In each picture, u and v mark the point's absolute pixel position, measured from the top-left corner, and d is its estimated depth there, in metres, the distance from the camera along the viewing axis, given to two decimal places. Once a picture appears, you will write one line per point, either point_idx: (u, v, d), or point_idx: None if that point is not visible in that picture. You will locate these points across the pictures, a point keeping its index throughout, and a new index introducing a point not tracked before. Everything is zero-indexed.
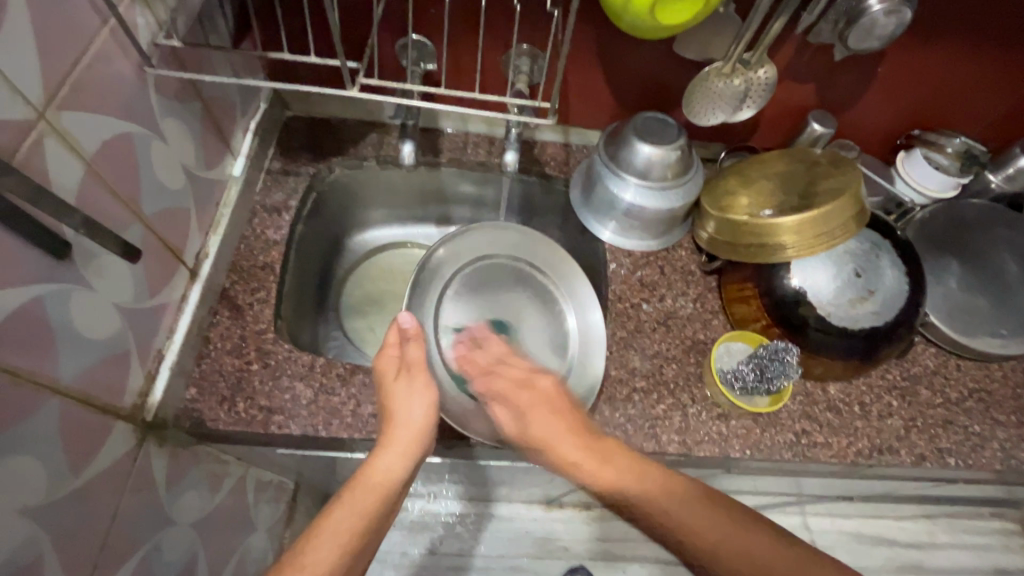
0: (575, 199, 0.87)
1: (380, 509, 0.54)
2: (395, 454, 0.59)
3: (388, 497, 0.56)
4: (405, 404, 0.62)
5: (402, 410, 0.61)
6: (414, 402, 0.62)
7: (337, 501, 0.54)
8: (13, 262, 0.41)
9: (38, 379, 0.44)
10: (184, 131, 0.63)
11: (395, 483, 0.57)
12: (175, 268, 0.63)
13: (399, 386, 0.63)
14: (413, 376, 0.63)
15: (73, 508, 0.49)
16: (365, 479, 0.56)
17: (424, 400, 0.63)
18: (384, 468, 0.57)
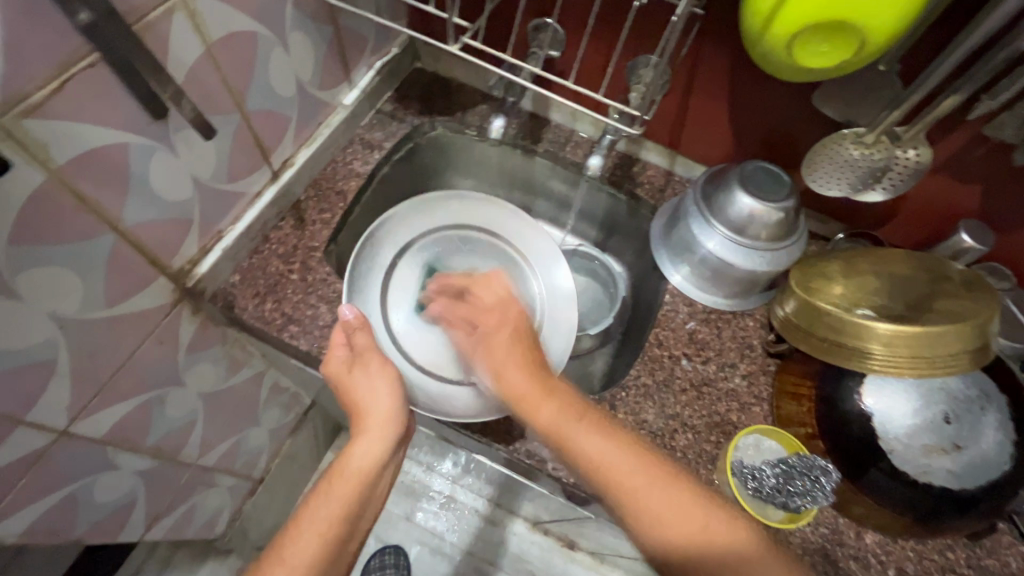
0: (655, 230, 0.81)
1: (357, 496, 0.58)
2: (367, 439, 0.60)
3: (372, 473, 0.60)
4: (366, 399, 0.62)
5: (366, 402, 0.62)
6: (379, 391, 0.63)
7: (318, 493, 0.58)
8: (113, 108, 0.46)
9: (102, 213, 0.50)
10: (309, 47, 0.68)
11: (379, 463, 0.60)
12: (260, 165, 0.69)
13: (356, 378, 0.63)
14: (368, 363, 0.63)
15: (96, 332, 0.55)
16: (344, 470, 0.59)
17: (389, 384, 0.63)
18: (361, 455, 0.60)
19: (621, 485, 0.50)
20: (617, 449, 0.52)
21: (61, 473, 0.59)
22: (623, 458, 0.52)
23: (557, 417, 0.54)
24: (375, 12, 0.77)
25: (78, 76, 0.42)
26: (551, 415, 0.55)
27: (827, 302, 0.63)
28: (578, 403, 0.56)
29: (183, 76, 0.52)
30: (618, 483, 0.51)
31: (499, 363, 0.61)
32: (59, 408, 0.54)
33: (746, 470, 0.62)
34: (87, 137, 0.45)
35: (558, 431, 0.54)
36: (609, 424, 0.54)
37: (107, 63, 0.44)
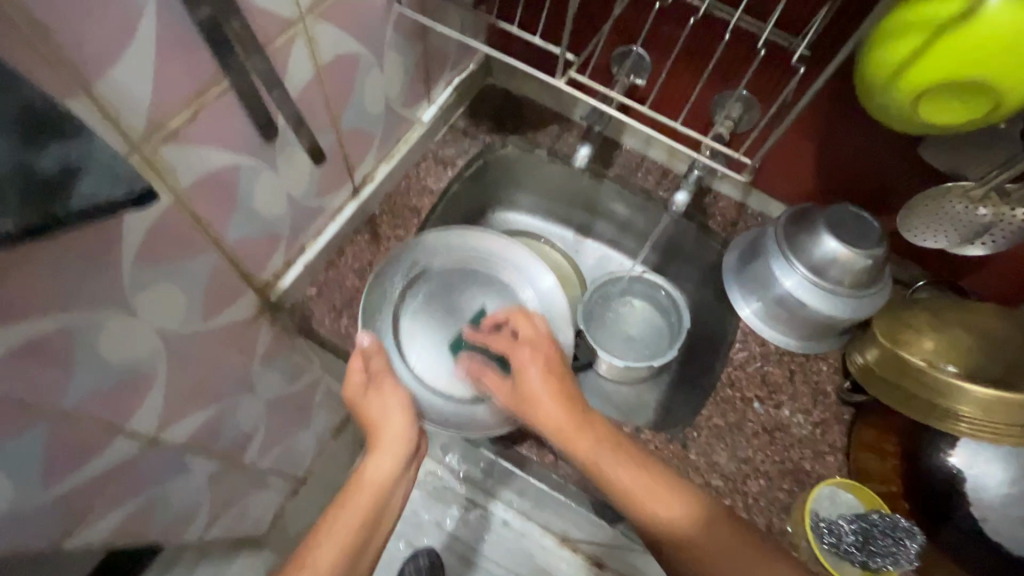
0: (727, 264, 0.80)
1: (373, 510, 0.60)
2: (383, 457, 0.61)
3: (385, 490, 0.61)
4: (382, 420, 0.63)
5: (383, 423, 0.63)
6: (391, 408, 0.63)
7: (336, 510, 0.59)
8: (235, 133, 0.47)
9: (211, 232, 0.51)
10: (401, 67, 0.68)
11: (391, 480, 0.62)
12: (344, 181, 0.69)
13: (370, 398, 0.64)
14: (382, 385, 0.64)
15: (190, 344, 0.56)
16: (362, 487, 0.60)
17: (401, 405, 0.64)
18: (376, 471, 0.61)
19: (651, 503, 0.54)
20: (648, 480, 0.54)
21: (145, 478, 0.60)
22: (613, 464, 0.56)
23: (593, 449, 0.56)
24: (461, 32, 0.77)
25: (210, 102, 0.43)
26: (590, 445, 0.57)
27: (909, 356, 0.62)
28: (590, 415, 0.59)
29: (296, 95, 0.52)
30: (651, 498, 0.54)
31: (531, 397, 0.60)
32: (151, 417, 0.56)
33: (823, 525, 0.60)
34: (210, 160, 0.46)
35: (593, 460, 0.56)
36: (629, 445, 0.57)
37: (235, 89, 0.44)
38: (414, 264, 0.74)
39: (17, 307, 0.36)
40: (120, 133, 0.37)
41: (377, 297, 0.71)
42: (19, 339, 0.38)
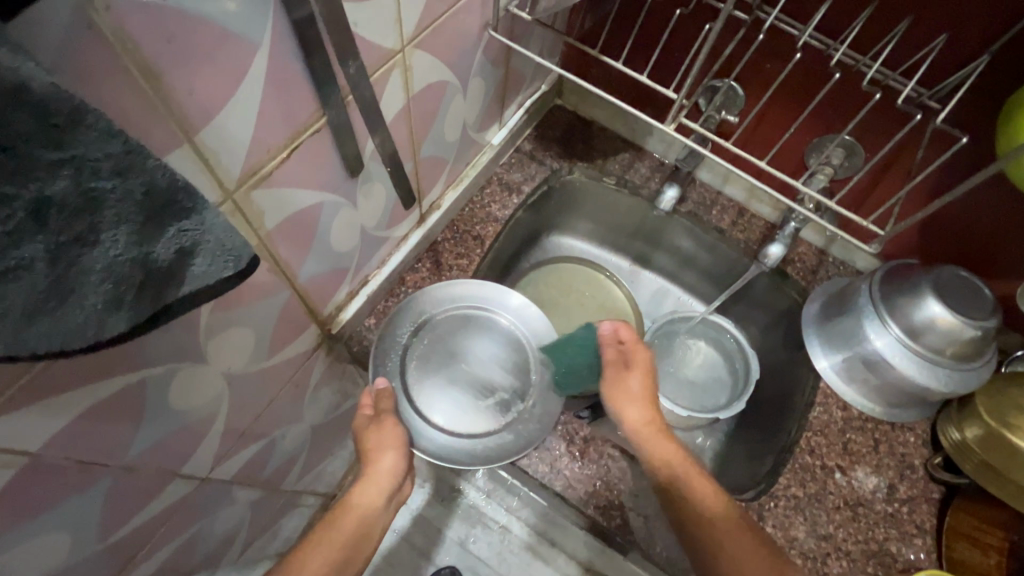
0: (808, 314, 0.74)
1: (355, 541, 0.54)
2: (373, 484, 0.56)
3: (371, 524, 0.56)
4: (376, 450, 0.57)
5: (375, 453, 0.57)
6: (387, 443, 0.57)
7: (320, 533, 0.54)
8: (325, 170, 0.43)
9: (287, 272, 0.47)
10: (482, 91, 0.64)
11: (378, 508, 0.56)
12: (413, 209, 0.66)
13: (373, 433, 0.57)
14: (383, 421, 0.57)
15: (253, 383, 0.52)
16: (346, 513, 0.55)
17: (398, 440, 0.57)
18: (362, 500, 0.56)
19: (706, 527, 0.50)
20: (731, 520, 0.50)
21: (193, 514, 0.57)
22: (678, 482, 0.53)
23: (686, 476, 0.53)
24: (541, 53, 0.72)
25: (305, 142, 0.39)
26: (680, 467, 0.54)
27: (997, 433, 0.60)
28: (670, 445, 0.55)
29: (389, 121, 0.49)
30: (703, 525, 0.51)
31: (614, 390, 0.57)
32: (206, 458, 0.52)
33: None
34: (297, 201, 0.42)
35: (680, 483, 0.53)
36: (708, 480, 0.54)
37: (332, 127, 0.40)
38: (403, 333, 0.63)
39: (97, 367, 0.33)
40: (216, 181, 0.34)
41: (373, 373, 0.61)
42: (93, 398, 0.35)
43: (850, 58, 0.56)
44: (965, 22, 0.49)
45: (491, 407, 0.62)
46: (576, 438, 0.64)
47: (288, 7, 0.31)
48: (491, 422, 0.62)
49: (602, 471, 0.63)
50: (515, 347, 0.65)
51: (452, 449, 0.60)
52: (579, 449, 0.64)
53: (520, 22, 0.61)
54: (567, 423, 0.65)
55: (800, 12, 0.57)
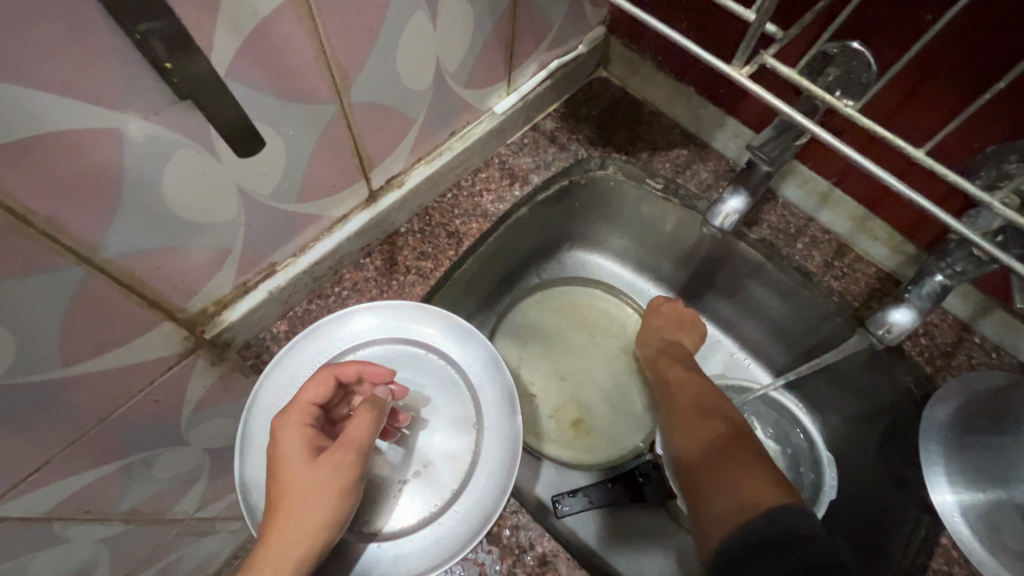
0: (934, 421, 0.47)
1: None
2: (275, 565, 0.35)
3: None
4: (293, 501, 0.36)
5: (291, 506, 0.36)
6: (316, 486, 0.37)
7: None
8: (98, 69, 0.25)
9: (63, 238, 0.29)
10: (468, 22, 0.44)
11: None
12: (355, 181, 0.47)
13: (295, 472, 0.37)
14: (327, 456, 0.38)
15: (40, 396, 0.35)
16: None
17: (333, 476, 0.37)
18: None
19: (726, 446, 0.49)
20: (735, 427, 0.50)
21: None
22: (705, 420, 0.51)
23: (693, 395, 0.54)
24: None
25: None
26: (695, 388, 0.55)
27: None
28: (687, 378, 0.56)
29: (223, 69, 0.30)
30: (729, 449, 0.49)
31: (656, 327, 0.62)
32: None
33: None
34: (37, 112, 0.25)
35: (684, 408, 0.53)
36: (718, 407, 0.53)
37: None
38: (270, 414, 0.43)
39: None
40: None
41: (249, 479, 0.41)
42: None
43: None
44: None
45: (425, 477, 0.44)
46: (527, 555, 0.43)
47: None
48: (434, 497, 0.44)
49: None
50: (442, 393, 0.47)
51: (355, 547, 0.42)
52: (532, 575, 0.42)
53: None
54: (522, 528, 0.43)
55: None
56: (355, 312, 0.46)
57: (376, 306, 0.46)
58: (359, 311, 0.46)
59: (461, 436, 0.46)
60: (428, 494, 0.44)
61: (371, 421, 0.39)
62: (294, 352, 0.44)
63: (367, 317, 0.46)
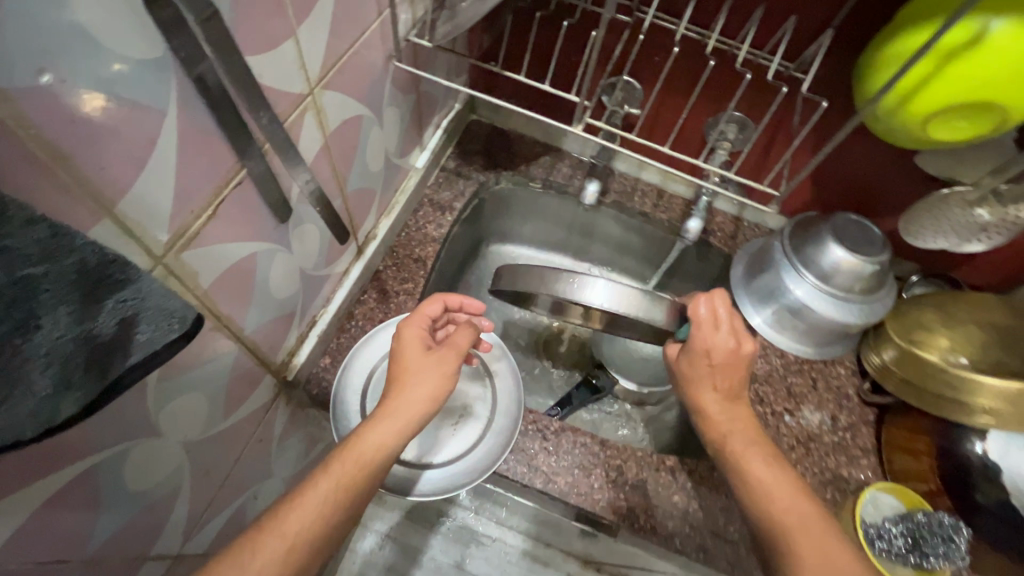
0: (735, 277, 0.80)
1: (359, 483, 0.44)
2: (393, 425, 0.47)
3: (377, 472, 0.46)
4: (411, 377, 0.50)
5: (410, 381, 0.50)
6: (429, 372, 0.51)
7: (323, 469, 0.44)
8: (252, 221, 0.44)
9: (230, 326, 0.47)
10: (396, 121, 0.65)
11: (390, 459, 0.47)
12: (349, 243, 0.66)
13: (414, 358, 0.51)
14: (443, 354, 0.52)
15: (213, 446, 0.51)
16: (356, 448, 0.45)
17: (442, 369, 0.51)
18: (376, 442, 0.46)
19: (787, 526, 0.46)
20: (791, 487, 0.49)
21: None
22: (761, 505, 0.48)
23: (737, 441, 0.52)
24: (448, 74, 0.74)
25: (228, 198, 0.39)
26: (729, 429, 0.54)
27: (973, 323, 0.67)
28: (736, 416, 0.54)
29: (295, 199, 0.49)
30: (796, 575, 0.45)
31: (687, 375, 0.56)
32: (176, 533, 0.51)
33: (872, 530, 0.62)
34: (226, 256, 0.42)
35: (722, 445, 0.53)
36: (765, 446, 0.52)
37: (253, 179, 0.41)
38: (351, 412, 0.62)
39: (48, 459, 0.33)
40: (142, 248, 0.34)
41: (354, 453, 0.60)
42: (45, 490, 0.34)
43: (724, 43, 0.59)
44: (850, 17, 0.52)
45: (466, 416, 0.66)
46: (546, 433, 0.67)
47: (190, 77, 0.32)
48: (477, 425, 0.66)
49: (577, 459, 0.65)
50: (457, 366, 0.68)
51: (441, 474, 0.62)
52: (552, 443, 0.66)
53: (423, 48, 0.63)
54: (538, 421, 0.67)
55: (672, 6, 0.59)
56: (381, 330, 0.66)
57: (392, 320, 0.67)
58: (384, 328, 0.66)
59: (480, 384, 0.69)
60: (473, 426, 0.66)
61: (471, 336, 0.55)
62: (351, 370, 0.64)
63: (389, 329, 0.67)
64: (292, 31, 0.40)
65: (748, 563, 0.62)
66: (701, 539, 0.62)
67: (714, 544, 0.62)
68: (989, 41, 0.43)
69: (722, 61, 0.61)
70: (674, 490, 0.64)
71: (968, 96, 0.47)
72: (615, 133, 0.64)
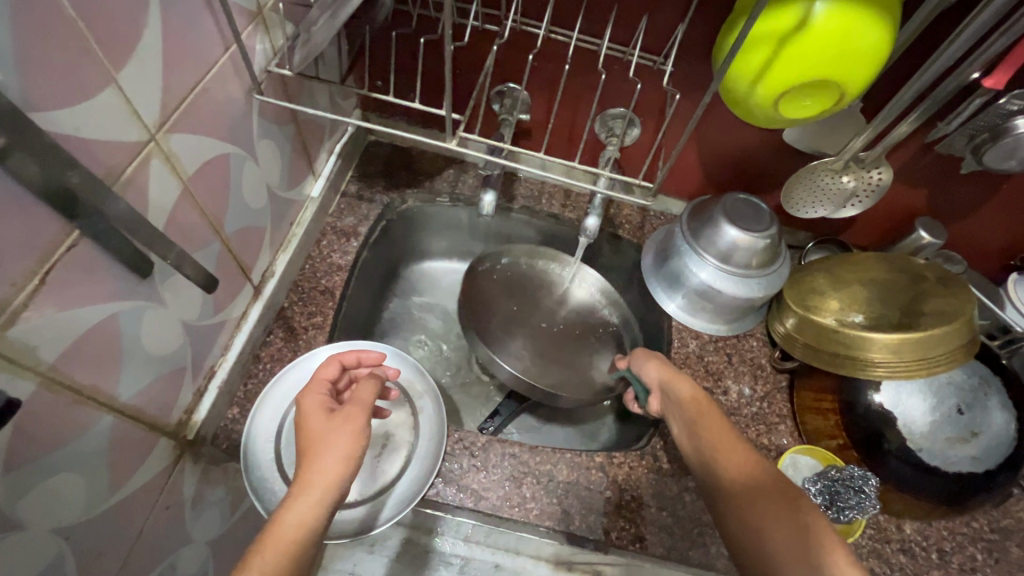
0: (645, 266, 0.81)
1: (286, 571, 0.41)
2: (312, 495, 0.45)
3: (304, 550, 0.43)
4: (321, 444, 0.48)
5: (321, 447, 0.48)
6: (338, 434, 0.49)
7: (245, 565, 0.40)
8: (100, 281, 0.40)
9: (96, 396, 0.43)
10: (276, 153, 0.63)
11: (316, 533, 0.44)
12: (242, 285, 0.63)
13: (320, 425, 0.50)
14: (347, 412, 0.50)
15: (102, 526, 0.47)
16: (274, 532, 0.42)
17: (349, 428, 0.49)
18: (296, 518, 0.43)
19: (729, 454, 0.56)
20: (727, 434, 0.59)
21: None
22: (732, 446, 0.56)
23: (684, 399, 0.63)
24: (331, 99, 0.72)
25: (60, 262, 0.37)
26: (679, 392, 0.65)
27: (859, 283, 0.72)
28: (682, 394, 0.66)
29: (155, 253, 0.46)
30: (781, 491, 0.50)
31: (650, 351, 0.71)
32: None
33: None
34: (75, 324, 0.39)
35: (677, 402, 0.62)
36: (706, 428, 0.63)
37: (90, 240, 0.38)
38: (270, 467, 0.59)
39: None
40: None
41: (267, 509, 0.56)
42: None
43: (589, 44, 0.61)
44: (694, 11, 0.54)
45: (391, 446, 0.64)
46: (475, 448, 0.66)
47: None
48: (403, 452, 0.64)
49: (508, 470, 0.65)
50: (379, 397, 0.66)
51: (377, 513, 0.60)
52: (480, 459, 0.65)
53: (291, 77, 0.61)
54: (463, 439, 0.66)
55: (536, 12, 0.60)
56: (287, 373, 0.63)
57: (298, 360, 0.64)
58: (290, 371, 0.63)
59: (399, 409, 0.67)
60: (398, 453, 0.64)
61: (374, 384, 0.54)
62: (261, 421, 0.60)
63: (295, 371, 0.63)
64: (109, 77, 0.37)
65: (685, 546, 0.63)
66: (636, 529, 0.63)
67: (650, 532, 0.63)
68: (814, 24, 0.47)
69: (592, 61, 0.63)
70: (607, 485, 0.65)
71: (808, 75, 0.49)
72: (500, 144, 0.64)
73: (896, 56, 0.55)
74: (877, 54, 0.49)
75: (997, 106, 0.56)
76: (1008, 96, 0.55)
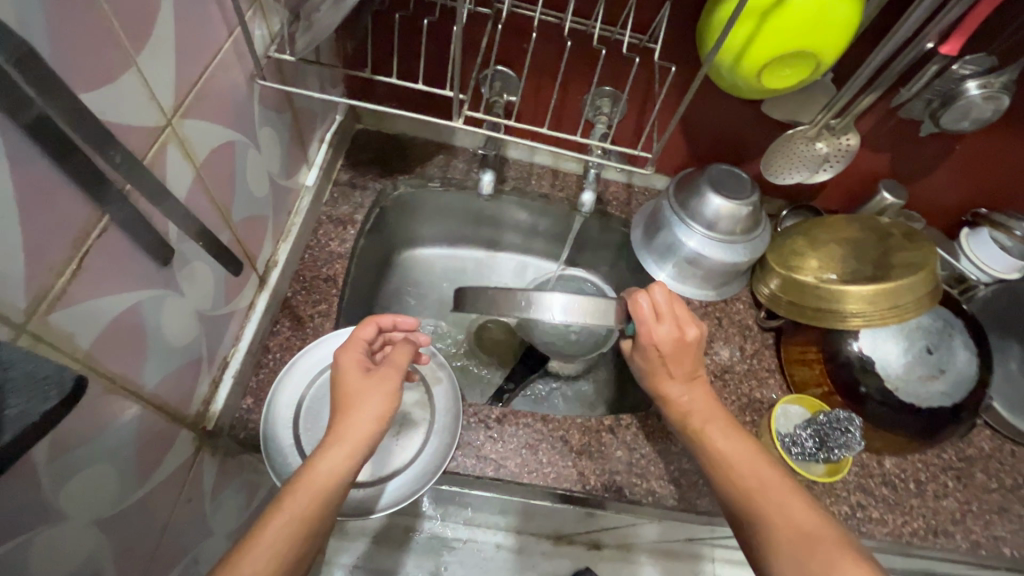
0: (636, 238, 0.85)
1: (315, 517, 0.44)
2: (344, 448, 0.46)
3: (333, 500, 0.45)
4: (356, 402, 0.49)
5: (356, 403, 0.49)
6: (374, 393, 0.50)
7: (279, 505, 0.43)
8: (128, 267, 0.41)
9: (126, 384, 0.43)
10: (274, 140, 0.63)
11: (344, 485, 0.46)
12: (248, 275, 0.63)
13: (357, 381, 0.50)
14: (385, 372, 0.51)
15: (133, 518, 0.47)
16: (308, 480, 0.44)
17: (385, 389, 0.50)
18: (328, 470, 0.45)
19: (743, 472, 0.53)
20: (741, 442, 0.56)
21: None
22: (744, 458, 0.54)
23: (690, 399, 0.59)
24: (322, 87, 0.72)
25: (93, 247, 0.37)
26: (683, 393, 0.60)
27: (834, 243, 0.78)
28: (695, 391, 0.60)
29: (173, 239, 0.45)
30: (782, 511, 0.49)
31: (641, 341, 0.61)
32: None
33: (786, 438, 0.70)
34: (107, 310, 0.39)
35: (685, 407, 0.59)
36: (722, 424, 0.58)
37: (119, 225, 0.38)
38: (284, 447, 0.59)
39: None
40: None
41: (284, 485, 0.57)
42: None
43: (580, 24, 0.63)
44: None
45: (406, 425, 0.66)
46: (489, 421, 0.68)
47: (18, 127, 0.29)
48: (417, 430, 0.66)
49: (523, 439, 0.67)
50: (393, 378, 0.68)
51: (389, 489, 0.62)
52: (496, 430, 0.68)
53: (287, 64, 0.61)
54: (478, 412, 0.68)
55: None
56: (302, 357, 0.64)
57: (312, 345, 0.64)
58: (306, 356, 0.64)
59: (413, 390, 0.68)
60: (412, 432, 0.65)
61: (410, 348, 0.54)
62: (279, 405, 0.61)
63: (309, 355, 0.64)
64: (130, 61, 0.37)
65: (693, 495, 0.67)
66: (647, 484, 0.67)
67: (660, 486, 0.67)
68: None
69: (583, 41, 0.65)
70: (617, 446, 0.68)
71: (787, 46, 0.53)
72: (496, 125, 0.66)
73: (861, 28, 0.60)
74: (848, 26, 0.53)
75: (952, 72, 0.62)
76: (960, 62, 0.61)
